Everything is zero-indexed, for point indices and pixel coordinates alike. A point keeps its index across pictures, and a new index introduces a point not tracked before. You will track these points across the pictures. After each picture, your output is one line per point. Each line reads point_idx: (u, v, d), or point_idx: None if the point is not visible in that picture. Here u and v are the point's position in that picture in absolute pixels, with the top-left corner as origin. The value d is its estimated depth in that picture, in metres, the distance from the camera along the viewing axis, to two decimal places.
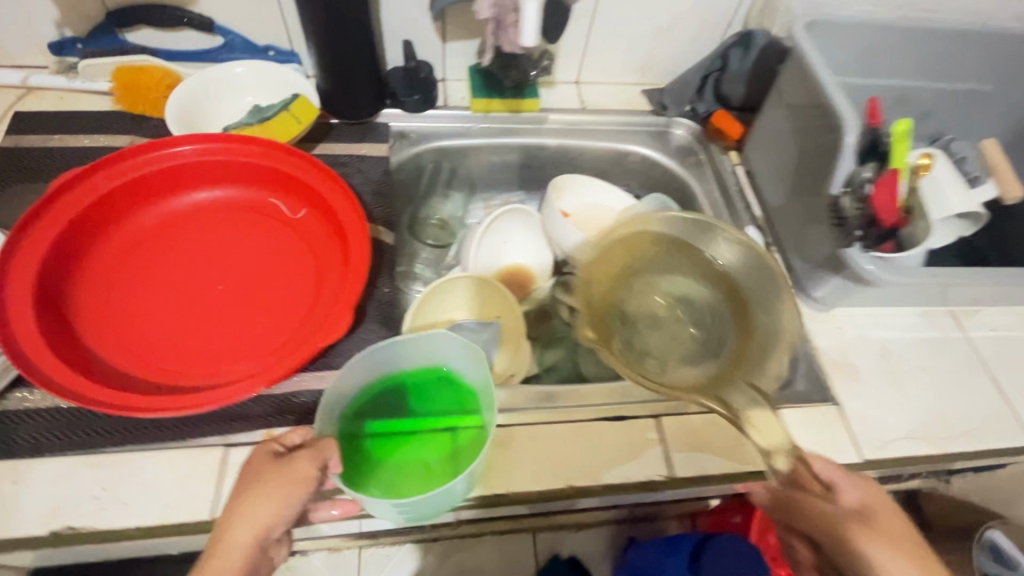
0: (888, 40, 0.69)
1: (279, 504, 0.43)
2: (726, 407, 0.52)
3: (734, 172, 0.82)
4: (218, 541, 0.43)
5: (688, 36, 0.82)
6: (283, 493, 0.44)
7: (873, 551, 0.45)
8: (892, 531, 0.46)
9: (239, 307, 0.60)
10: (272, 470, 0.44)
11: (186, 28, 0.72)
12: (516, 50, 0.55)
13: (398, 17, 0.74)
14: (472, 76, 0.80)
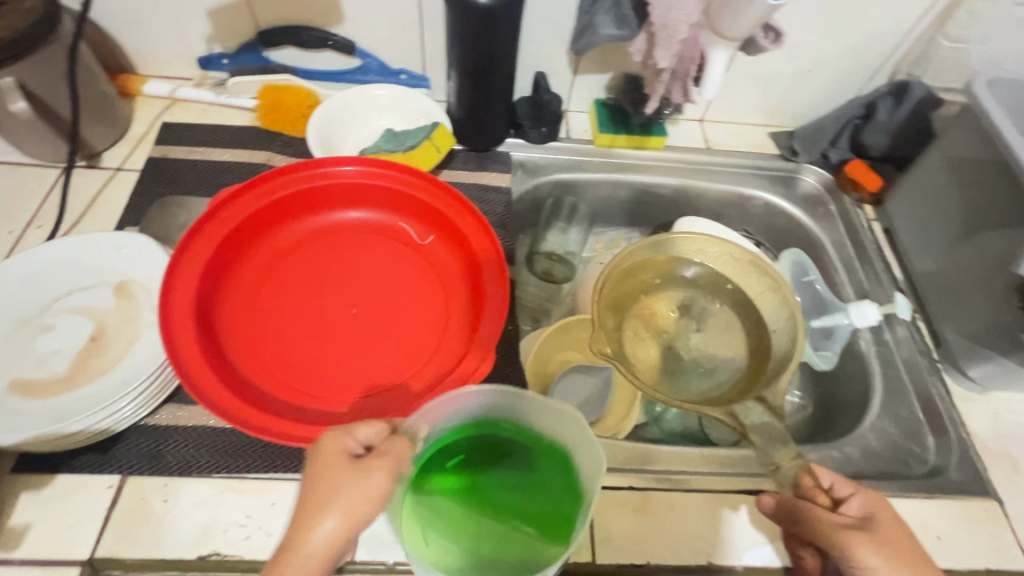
0: None
1: (354, 521, 0.35)
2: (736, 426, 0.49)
3: (870, 227, 0.77)
4: (286, 548, 0.35)
5: (827, 81, 0.78)
6: (361, 510, 0.36)
7: (860, 551, 0.39)
8: (902, 544, 0.40)
9: (371, 331, 0.59)
10: (347, 472, 0.37)
11: (328, 49, 0.73)
12: (683, 103, 0.54)
13: (536, 50, 0.73)
14: (598, 109, 0.79)
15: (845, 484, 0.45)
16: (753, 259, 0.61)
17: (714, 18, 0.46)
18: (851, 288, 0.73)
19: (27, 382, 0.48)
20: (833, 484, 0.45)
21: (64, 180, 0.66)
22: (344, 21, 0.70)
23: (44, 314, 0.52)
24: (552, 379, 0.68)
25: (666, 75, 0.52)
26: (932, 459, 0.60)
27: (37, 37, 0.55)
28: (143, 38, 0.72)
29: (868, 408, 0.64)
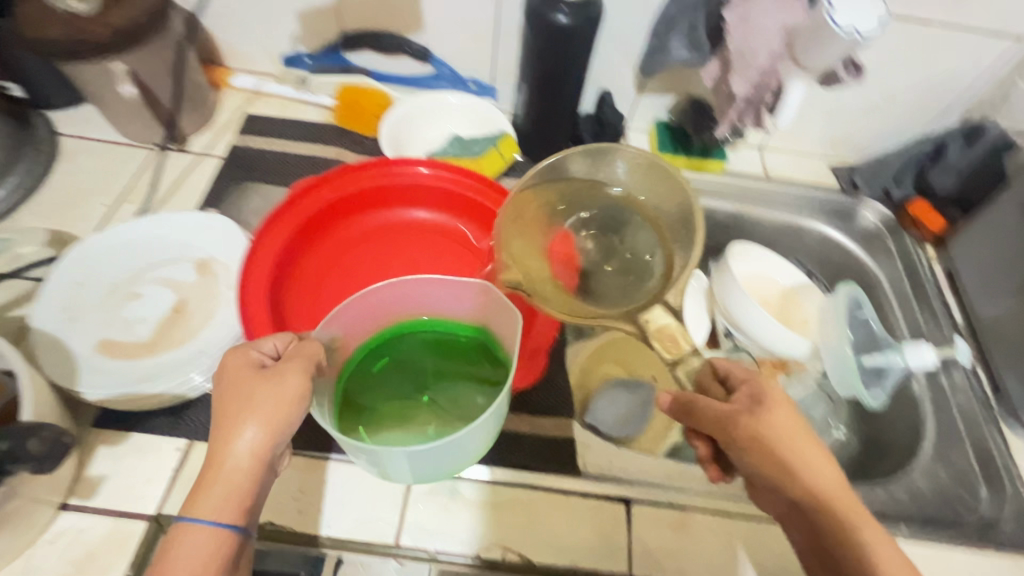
0: None
1: (272, 426, 0.40)
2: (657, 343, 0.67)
3: (931, 268, 0.76)
4: (208, 464, 0.39)
5: (896, 118, 0.77)
6: (276, 416, 0.40)
7: (745, 431, 0.45)
8: (796, 425, 0.45)
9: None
10: (255, 384, 0.40)
11: (404, 55, 0.76)
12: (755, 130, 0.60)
13: (604, 69, 0.75)
14: (659, 130, 0.80)
15: (738, 372, 0.47)
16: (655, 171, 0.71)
17: (794, 49, 0.51)
18: (906, 328, 0.71)
19: (112, 344, 0.52)
20: (728, 372, 0.48)
21: (155, 161, 0.71)
22: (423, 29, 0.74)
23: (132, 283, 0.56)
24: (592, 392, 0.64)
25: (739, 101, 0.56)
26: (985, 511, 0.58)
27: (150, 29, 0.60)
28: (233, 33, 0.76)
29: (919, 452, 0.62)
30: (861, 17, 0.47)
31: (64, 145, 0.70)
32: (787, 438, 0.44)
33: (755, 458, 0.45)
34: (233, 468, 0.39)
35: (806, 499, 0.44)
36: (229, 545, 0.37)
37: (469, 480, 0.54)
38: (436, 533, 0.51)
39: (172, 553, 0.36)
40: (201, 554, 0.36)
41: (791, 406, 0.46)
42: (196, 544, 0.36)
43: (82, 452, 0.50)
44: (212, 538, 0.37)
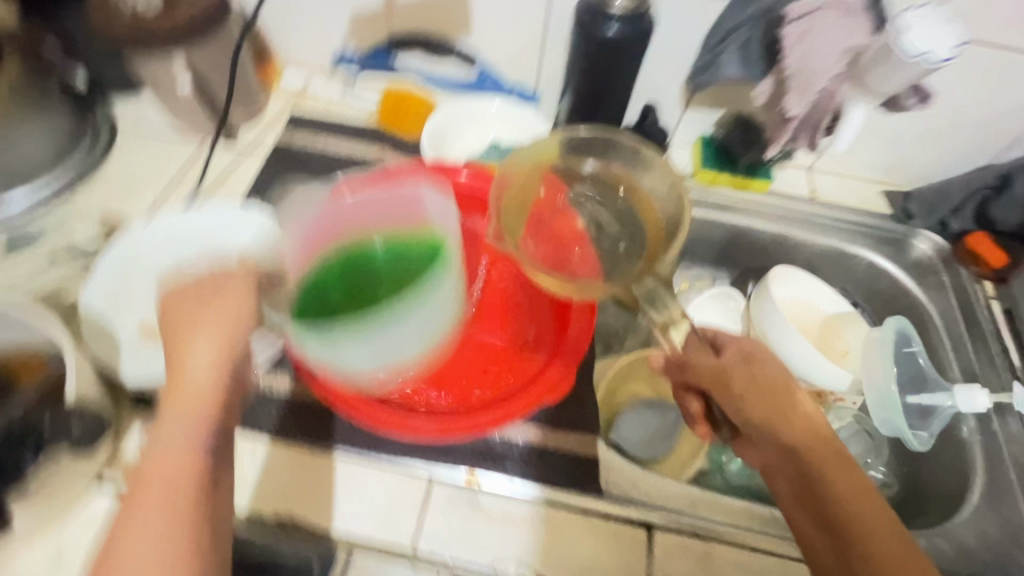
0: None
1: (225, 333, 0.44)
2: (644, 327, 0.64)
3: (988, 306, 0.72)
4: (172, 380, 0.43)
5: (958, 145, 0.74)
6: (225, 324, 0.44)
7: (739, 379, 0.50)
8: (779, 378, 0.50)
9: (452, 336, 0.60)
10: (198, 305, 0.45)
11: (450, 60, 0.76)
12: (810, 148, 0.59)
13: (651, 81, 0.74)
14: (703, 145, 0.78)
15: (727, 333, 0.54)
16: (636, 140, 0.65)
17: (861, 72, 0.52)
18: (958, 367, 0.68)
19: (155, 329, 0.54)
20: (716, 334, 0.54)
21: (204, 152, 0.73)
22: (472, 34, 0.74)
23: (177, 270, 0.58)
24: (619, 409, 0.66)
25: (795, 123, 0.54)
26: None
27: (210, 26, 0.62)
28: (286, 31, 0.78)
29: (966, 499, 0.59)
30: (940, 41, 0.48)
31: (121, 132, 0.73)
32: (774, 390, 0.50)
33: (744, 409, 0.49)
34: (201, 370, 0.43)
35: (791, 447, 0.48)
36: (204, 451, 0.41)
37: (490, 492, 0.53)
38: (453, 541, 0.51)
39: (158, 454, 0.40)
40: (179, 449, 0.40)
41: (777, 364, 0.51)
42: (175, 446, 0.40)
43: (118, 432, 0.52)
44: (190, 441, 0.41)
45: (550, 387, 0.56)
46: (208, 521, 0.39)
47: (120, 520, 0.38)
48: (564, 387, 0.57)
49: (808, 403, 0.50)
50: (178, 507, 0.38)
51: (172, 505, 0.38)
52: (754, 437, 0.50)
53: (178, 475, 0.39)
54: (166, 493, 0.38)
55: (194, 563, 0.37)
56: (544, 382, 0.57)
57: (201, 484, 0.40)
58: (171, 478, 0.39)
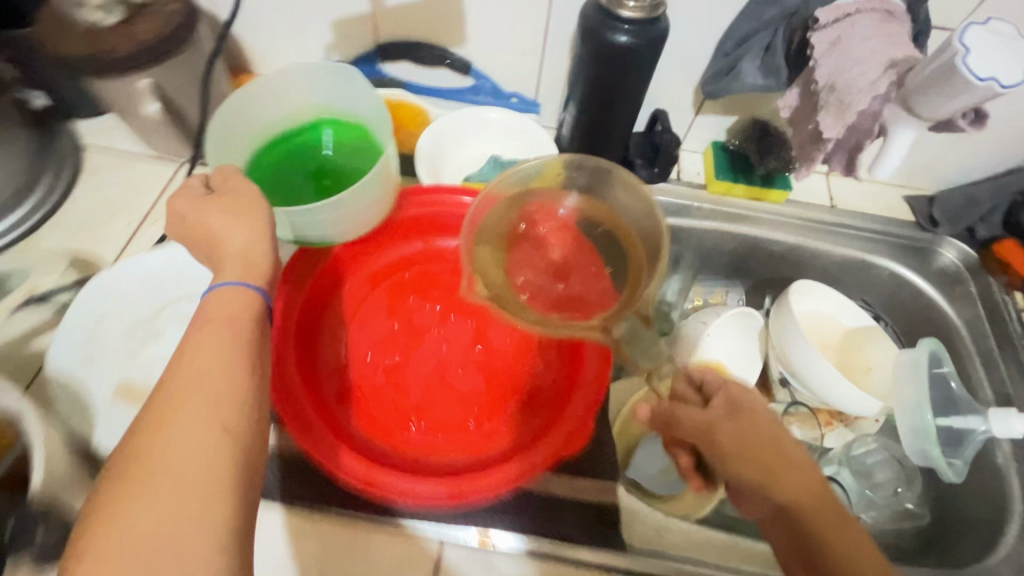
0: None
1: (251, 219, 0.44)
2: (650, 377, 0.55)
3: (1020, 318, 0.68)
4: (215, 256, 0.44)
5: (986, 148, 0.69)
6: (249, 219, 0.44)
7: (727, 436, 0.44)
8: (771, 431, 0.44)
9: (461, 382, 0.57)
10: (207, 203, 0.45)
11: (444, 67, 0.71)
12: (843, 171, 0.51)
13: (661, 87, 0.68)
14: (716, 153, 0.73)
15: (715, 376, 0.49)
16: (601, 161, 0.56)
17: (909, 95, 0.45)
18: (989, 389, 0.66)
19: (134, 388, 0.49)
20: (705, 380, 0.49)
21: (181, 178, 0.67)
22: (466, 41, 0.68)
23: (156, 320, 0.53)
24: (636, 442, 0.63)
25: (833, 145, 0.48)
26: None
27: (177, 43, 0.56)
28: (264, 41, 0.71)
29: (1007, 531, 0.56)
30: (1003, 67, 0.42)
31: (89, 160, 0.67)
32: (766, 446, 0.44)
33: (734, 466, 0.44)
34: (230, 238, 0.44)
35: (786, 510, 0.41)
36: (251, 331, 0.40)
37: (505, 551, 0.49)
38: None
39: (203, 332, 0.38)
40: (231, 316, 0.40)
41: (767, 413, 0.46)
42: (226, 304, 0.40)
43: None
44: (245, 297, 0.41)
45: (568, 436, 0.51)
46: (256, 390, 0.37)
47: (171, 365, 0.38)
48: (583, 436, 0.51)
49: (805, 457, 0.44)
50: (209, 393, 0.36)
51: (208, 389, 0.36)
52: (743, 497, 0.44)
53: (223, 351, 0.38)
54: (219, 338, 0.38)
55: (229, 445, 0.34)
56: (560, 431, 0.52)
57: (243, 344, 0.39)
58: (215, 354, 0.37)
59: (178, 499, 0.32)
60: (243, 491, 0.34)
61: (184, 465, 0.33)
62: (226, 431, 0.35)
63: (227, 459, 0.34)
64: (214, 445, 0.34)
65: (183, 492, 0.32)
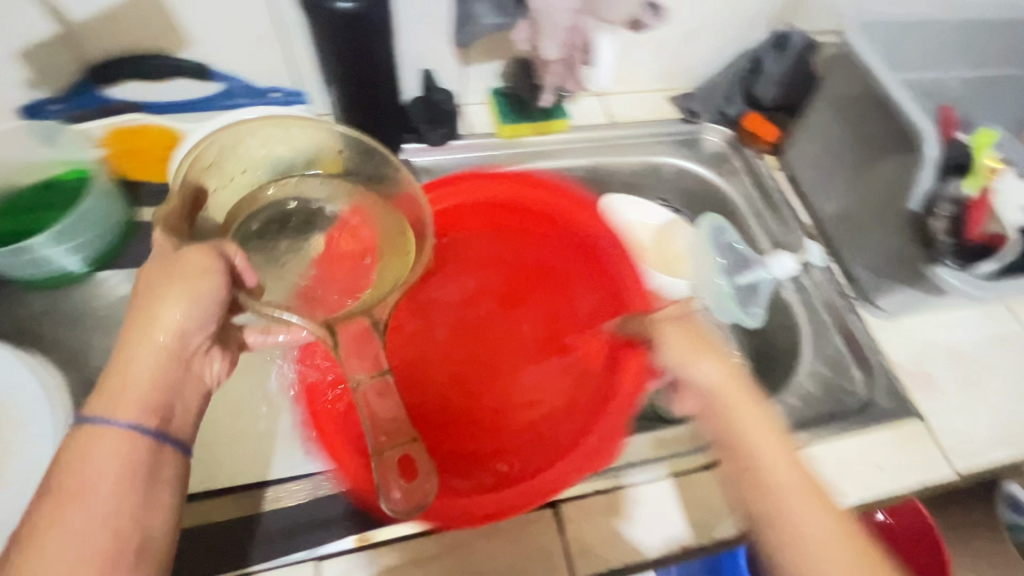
0: (915, 34, 0.70)
1: (191, 303, 0.43)
2: (679, 353, 0.48)
3: (776, 178, 0.79)
4: (118, 360, 0.42)
5: (715, 39, 0.78)
6: (194, 284, 0.43)
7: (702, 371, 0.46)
8: (829, 544, 0.39)
9: (514, 419, 0.59)
10: (183, 273, 0.43)
11: (180, 77, 0.64)
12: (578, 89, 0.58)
13: (417, 47, 0.68)
14: (495, 100, 0.75)
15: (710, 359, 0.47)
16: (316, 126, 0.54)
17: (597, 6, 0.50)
18: (766, 240, 0.75)
19: None
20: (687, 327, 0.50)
21: None
22: (190, 42, 0.61)
23: None
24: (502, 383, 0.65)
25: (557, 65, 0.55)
26: (863, 393, 0.63)
27: None
28: None
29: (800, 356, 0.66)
30: None
31: None
32: (790, 478, 0.42)
33: (790, 549, 0.40)
34: (173, 326, 0.43)
35: None
36: (201, 326, 0.45)
37: (385, 543, 0.49)
38: None
39: (141, 316, 0.43)
40: (176, 268, 0.44)
41: (802, 487, 0.41)
42: (190, 262, 0.44)
43: None
44: (118, 438, 0.40)
45: (578, 470, 0.52)
46: (120, 521, 0.39)
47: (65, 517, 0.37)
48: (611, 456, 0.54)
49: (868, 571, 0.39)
50: (120, 479, 0.40)
51: (87, 484, 0.39)
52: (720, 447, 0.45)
53: (160, 362, 0.43)
54: (105, 477, 0.39)
55: (108, 536, 0.38)
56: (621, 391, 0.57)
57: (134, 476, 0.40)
58: (112, 443, 0.40)
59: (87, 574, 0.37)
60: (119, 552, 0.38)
61: (74, 552, 0.37)
62: (112, 523, 0.38)
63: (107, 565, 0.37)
64: (125, 526, 0.39)
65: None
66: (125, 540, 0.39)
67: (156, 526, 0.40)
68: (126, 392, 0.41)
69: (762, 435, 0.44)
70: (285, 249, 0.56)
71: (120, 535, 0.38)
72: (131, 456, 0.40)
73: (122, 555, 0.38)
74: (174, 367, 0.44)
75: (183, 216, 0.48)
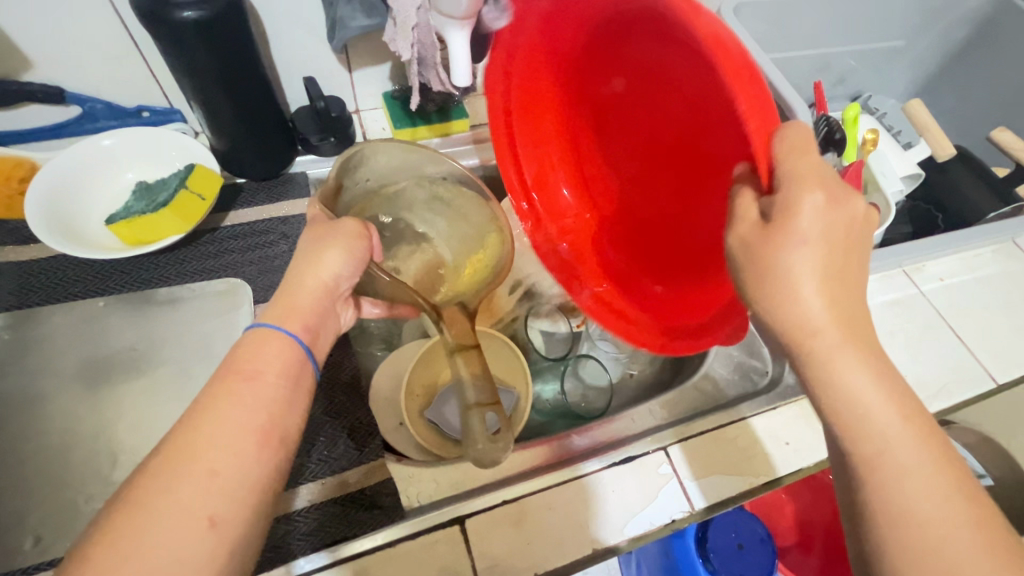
0: (792, 12, 0.71)
1: (349, 250, 0.43)
2: (753, 265, 0.32)
3: None
4: (284, 290, 0.43)
5: None
6: (350, 242, 0.44)
7: (798, 305, 0.31)
8: (910, 471, 0.31)
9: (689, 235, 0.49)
10: (321, 229, 0.44)
11: (30, 103, 0.59)
12: (447, 88, 0.56)
13: (292, 54, 0.65)
14: (389, 104, 0.72)
15: (807, 253, 0.31)
16: (414, 148, 0.48)
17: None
18: None
19: None
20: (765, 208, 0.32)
21: None
22: (33, 66, 0.56)
23: None
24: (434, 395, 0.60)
25: (414, 63, 0.53)
26: (771, 370, 0.64)
27: None
28: None
29: None
30: None
31: None
32: (882, 416, 0.31)
33: (876, 541, 0.31)
34: (324, 279, 0.43)
35: None
36: (352, 275, 0.44)
37: None
38: None
39: (307, 258, 0.43)
40: (330, 223, 0.44)
41: (903, 437, 0.31)
42: (346, 228, 0.44)
43: None
44: (276, 344, 0.39)
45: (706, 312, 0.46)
46: (262, 429, 0.35)
47: (237, 420, 0.34)
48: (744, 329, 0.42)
49: (990, 544, 0.30)
50: (265, 383, 0.36)
51: (258, 373, 0.37)
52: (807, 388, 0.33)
53: (319, 300, 0.43)
54: (258, 391, 0.36)
55: (247, 442, 0.34)
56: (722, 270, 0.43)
57: (280, 388, 0.37)
58: (274, 352, 0.38)
59: (212, 484, 0.32)
60: (268, 462, 0.34)
61: (224, 436, 0.33)
62: (265, 424, 0.35)
63: (238, 484, 0.33)
64: (268, 431, 0.35)
65: (215, 464, 0.32)
66: (272, 440, 0.35)
67: (292, 433, 0.37)
68: (291, 314, 0.41)
69: (858, 370, 0.31)
70: (408, 250, 0.53)
71: (267, 434, 0.35)
72: (288, 363, 0.39)
73: (269, 458, 0.34)
74: (313, 307, 0.43)
75: (331, 199, 0.48)
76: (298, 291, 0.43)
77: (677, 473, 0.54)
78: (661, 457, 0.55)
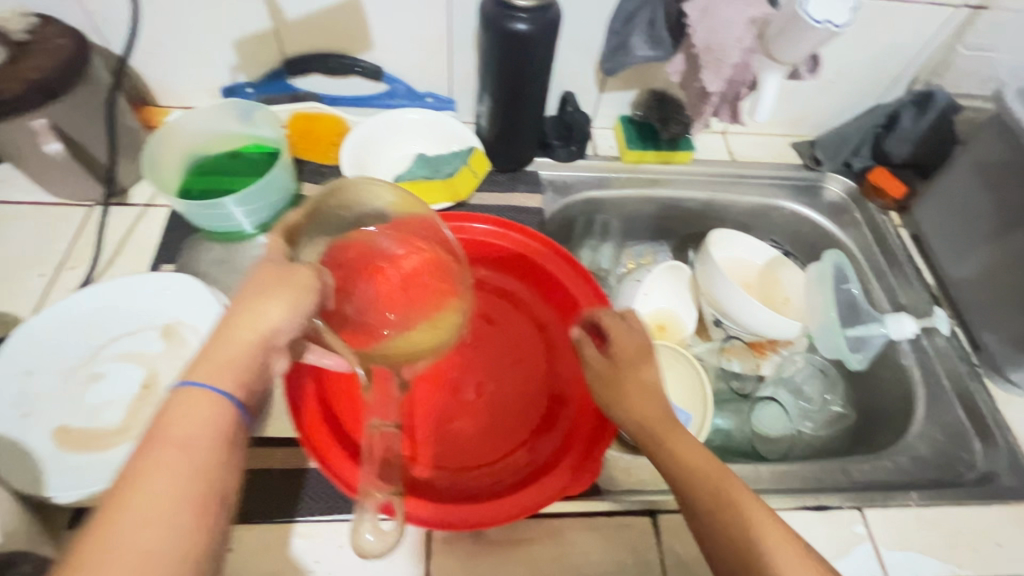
0: None
1: (295, 303, 0.38)
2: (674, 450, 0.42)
3: (898, 233, 0.77)
4: (213, 337, 0.36)
5: (849, 92, 0.79)
6: (292, 294, 0.38)
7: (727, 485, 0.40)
8: None
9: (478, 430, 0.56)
10: (271, 274, 0.38)
11: (356, 75, 0.72)
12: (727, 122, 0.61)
13: (564, 70, 0.74)
14: (623, 125, 0.79)
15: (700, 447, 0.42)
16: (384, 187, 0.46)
17: (770, 44, 0.53)
18: (886, 300, 0.73)
19: (76, 433, 0.48)
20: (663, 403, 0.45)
21: (98, 216, 0.66)
22: (372, 46, 0.70)
23: (92, 362, 0.52)
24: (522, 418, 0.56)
25: (717, 97, 0.58)
26: (982, 464, 0.60)
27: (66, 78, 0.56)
28: (160, 69, 0.71)
29: (913, 416, 0.64)
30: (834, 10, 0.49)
31: None
32: None
33: None
34: (266, 325, 0.37)
35: None
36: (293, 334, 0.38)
37: None
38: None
39: (245, 307, 0.37)
40: (281, 271, 0.39)
41: None
42: (299, 278, 0.39)
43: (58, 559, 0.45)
44: (205, 403, 0.33)
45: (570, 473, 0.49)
46: (200, 501, 0.30)
47: (160, 498, 0.29)
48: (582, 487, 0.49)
49: None
50: (200, 451, 0.32)
51: (192, 444, 0.32)
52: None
53: (248, 352, 0.36)
54: (192, 461, 0.31)
55: (186, 518, 0.30)
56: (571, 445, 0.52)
57: (217, 456, 0.32)
58: (201, 416, 0.33)
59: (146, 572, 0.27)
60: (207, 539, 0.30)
61: (160, 512, 0.29)
62: (199, 500, 0.30)
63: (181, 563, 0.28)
64: (205, 502, 0.31)
65: (149, 543, 0.28)
66: (210, 507, 0.31)
67: (229, 498, 0.32)
68: (228, 368, 0.35)
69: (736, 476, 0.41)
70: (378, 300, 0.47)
71: (204, 500, 0.31)
72: (219, 426, 0.33)
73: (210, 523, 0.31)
74: (256, 365, 0.36)
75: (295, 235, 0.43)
76: (222, 344, 0.36)
77: (871, 536, 0.53)
78: (856, 515, 0.54)
